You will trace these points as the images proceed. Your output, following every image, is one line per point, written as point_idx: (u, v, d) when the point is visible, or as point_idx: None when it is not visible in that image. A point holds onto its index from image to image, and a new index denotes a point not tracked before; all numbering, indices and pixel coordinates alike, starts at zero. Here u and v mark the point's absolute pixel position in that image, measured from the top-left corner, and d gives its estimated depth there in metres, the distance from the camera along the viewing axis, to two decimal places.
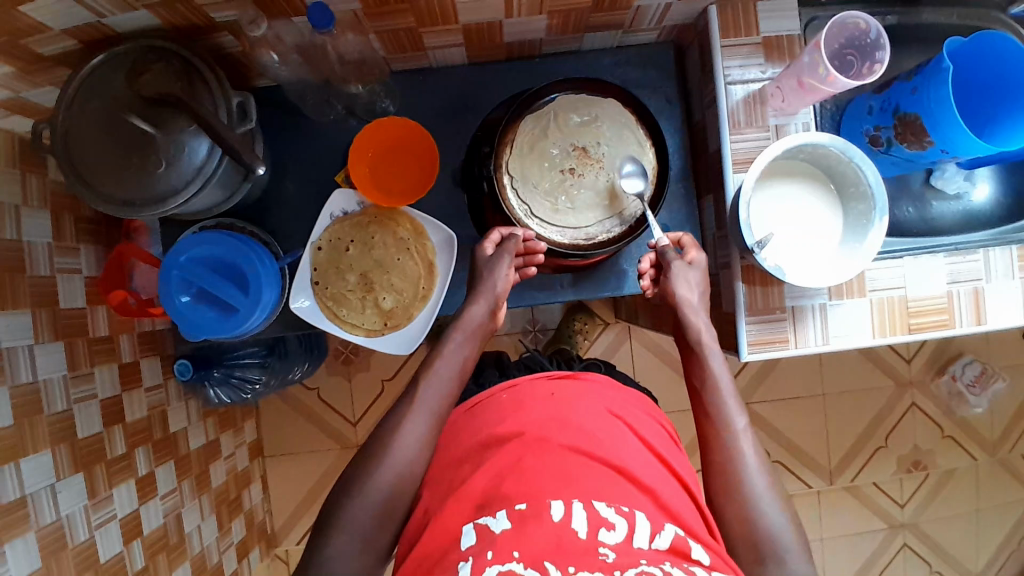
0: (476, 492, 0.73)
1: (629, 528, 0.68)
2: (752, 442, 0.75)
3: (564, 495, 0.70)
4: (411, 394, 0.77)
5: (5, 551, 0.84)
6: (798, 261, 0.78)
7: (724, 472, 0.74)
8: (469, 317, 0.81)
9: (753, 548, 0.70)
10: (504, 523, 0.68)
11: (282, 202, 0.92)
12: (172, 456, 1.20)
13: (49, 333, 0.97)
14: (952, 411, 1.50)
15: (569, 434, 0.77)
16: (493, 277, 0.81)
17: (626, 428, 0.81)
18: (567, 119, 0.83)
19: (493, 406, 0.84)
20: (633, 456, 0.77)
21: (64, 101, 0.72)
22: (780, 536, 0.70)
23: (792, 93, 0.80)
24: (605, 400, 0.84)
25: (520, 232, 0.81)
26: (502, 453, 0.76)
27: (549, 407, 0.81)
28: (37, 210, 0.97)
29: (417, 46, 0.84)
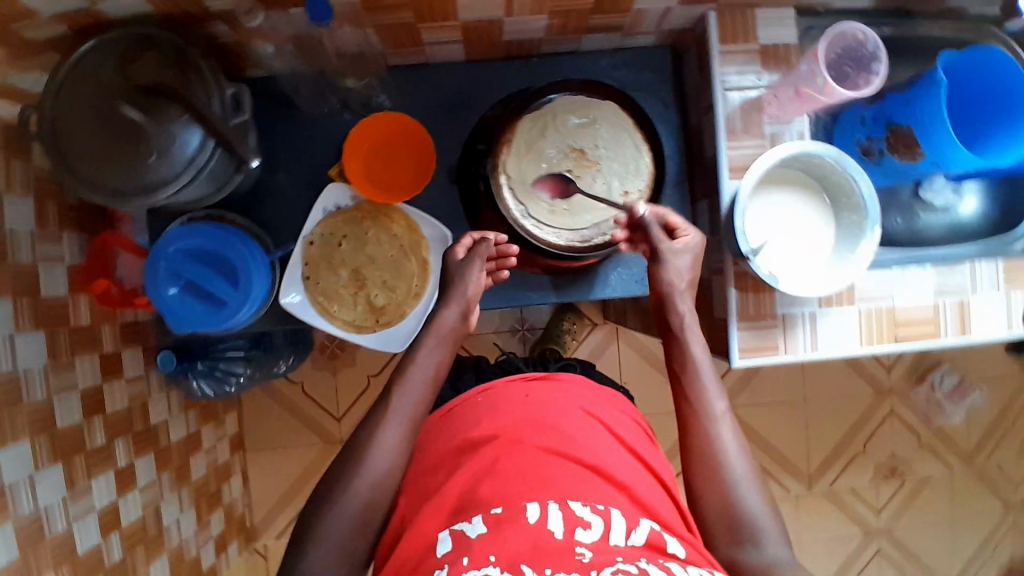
0: (452, 498, 0.73)
1: (605, 527, 0.67)
2: (730, 425, 0.76)
3: (540, 496, 0.70)
4: (385, 403, 0.79)
5: None
6: (790, 269, 0.79)
7: (704, 455, 0.74)
8: (440, 322, 0.83)
9: (732, 529, 0.71)
10: (480, 527, 0.67)
11: (274, 195, 0.91)
12: (153, 448, 1.19)
13: (30, 320, 0.95)
14: (929, 420, 1.53)
15: (544, 436, 0.78)
16: (464, 281, 0.83)
17: (602, 427, 0.82)
18: (566, 121, 0.83)
19: (468, 410, 0.84)
20: (608, 454, 0.78)
21: (51, 89, 0.70)
22: (757, 518, 0.71)
23: (789, 102, 0.83)
24: (582, 400, 0.85)
25: (492, 235, 0.83)
26: (477, 456, 0.76)
27: (525, 408, 0.82)
28: (20, 194, 0.95)
29: (415, 41, 0.83)
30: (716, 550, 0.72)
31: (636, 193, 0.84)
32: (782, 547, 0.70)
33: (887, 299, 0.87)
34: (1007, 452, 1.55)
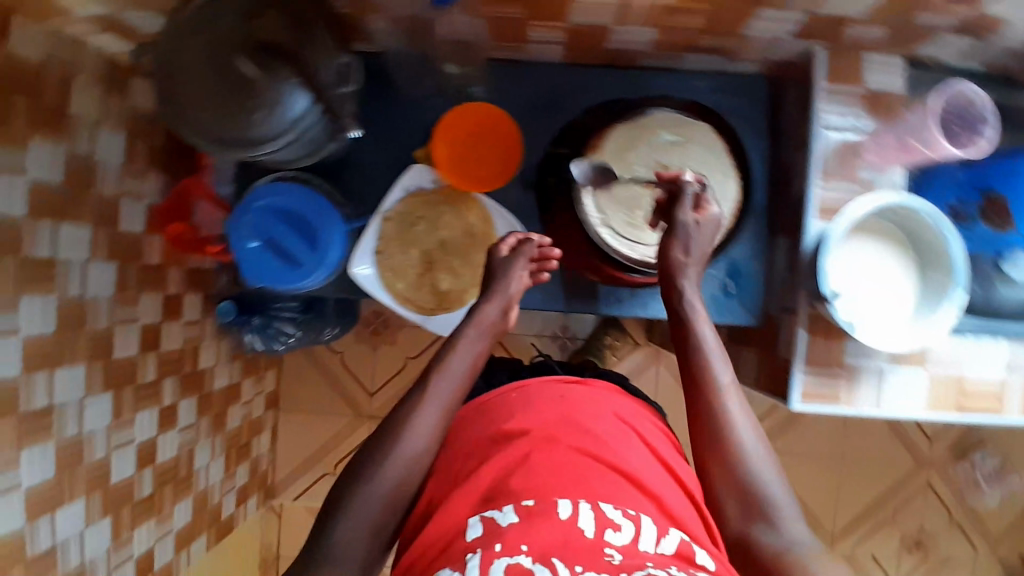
0: (483, 488, 0.72)
1: (635, 531, 0.66)
2: (738, 400, 0.72)
3: (572, 493, 0.69)
4: (423, 385, 0.77)
5: (23, 457, 0.85)
6: (873, 318, 0.77)
7: (712, 429, 0.70)
8: (483, 315, 0.82)
9: (747, 504, 0.67)
10: (511, 517, 0.67)
11: (358, 167, 0.93)
12: (196, 392, 1.22)
13: (105, 251, 0.98)
14: (963, 499, 1.47)
15: (579, 437, 0.76)
16: (507, 278, 0.84)
17: (633, 432, 0.81)
18: (657, 135, 0.83)
19: (505, 403, 0.83)
20: (641, 462, 0.76)
21: (172, 31, 0.73)
22: (773, 493, 0.67)
23: (889, 150, 0.81)
24: (613, 405, 0.84)
25: (536, 236, 0.86)
26: (509, 449, 0.75)
27: (561, 408, 0.80)
28: (115, 129, 0.99)
29: (520, 38, 0.83)
30: (727, 522, 0.68)
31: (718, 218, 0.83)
32: (799, 524, 0.66)
33: (957, 367, 0.84)
34: None
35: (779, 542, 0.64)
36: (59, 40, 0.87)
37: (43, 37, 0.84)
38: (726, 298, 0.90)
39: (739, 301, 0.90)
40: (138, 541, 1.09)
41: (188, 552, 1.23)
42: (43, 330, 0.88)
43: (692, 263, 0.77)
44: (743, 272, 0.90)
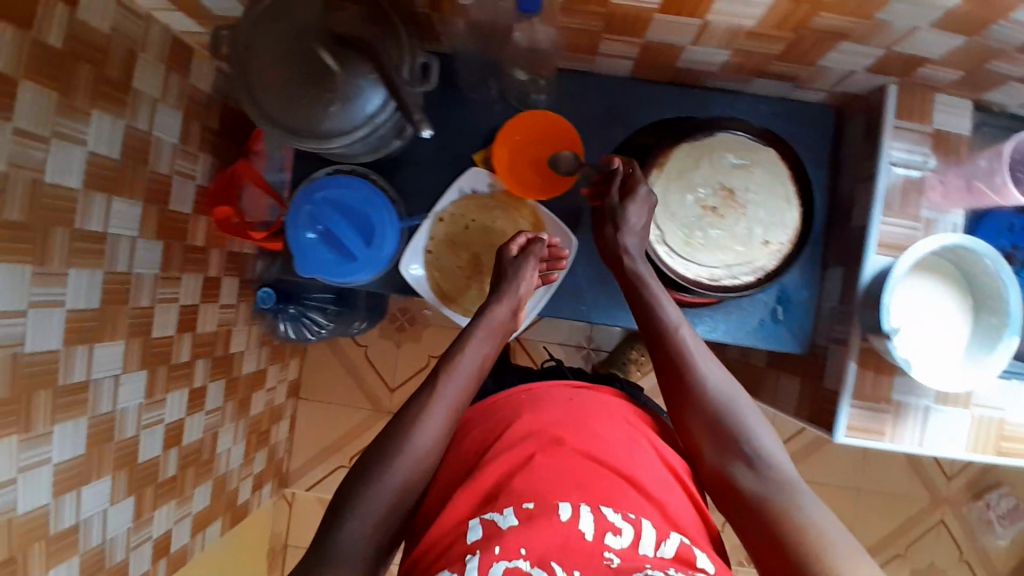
0: (485, 487, 0.71)
1: (636, 535, 0.65)
2: (711, 360, 0.76)
3: (572, 497, 0.68)
4: (432, 386, 0.76)
5: (55, 431, 0.85)
6: (924, 355, 0.77)
7: (684, 389, 0.75)
8: (492, 316, 0.83)
9: (724, 447, 0.71)
10: (511, 520, 0.65)
11: (415, 165, 0.92)
12: (224, 376, 1.22)
13: (153, 229, 0.98)
14: (975, 538, 1.46)
15: (585, 441, 0.75)
16: (517, 280, 0.84)
17: (645, 441, 0.78)
18: (722, 157, 0.82)
19: (512, 403, 0.82)
20: (649, 468, 0.75)
21: (250, 17, 0.73)
22: (751, 433, 0.71)
23: (956, 190, 0.82)
24: (621, 410, 0.82)
25: (547, 237, 0.86)
26: (513, 449, 0.74)
27: (567, 410, 0.80)
28: (172, 108, 0.99)
29: (591, 50, 0.83)
30: (706, 462, 0.72)
31: (777, 244, 0.82)
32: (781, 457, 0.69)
33: (1000, 410, 0.84)
34: None
35: (758, 477, 0.68)
36: (129, 17, 0.87)
37: (113, 11, 0.84)
38: (774, 325, 0.91)
39: (787, 329, 0.90)
40: (158, 521, 1.09)
41: (203, 535, 1.23)
42: (87, 306, 0.88)
43: (633, 248, 0.80)
44: (793, 300, 0.90)
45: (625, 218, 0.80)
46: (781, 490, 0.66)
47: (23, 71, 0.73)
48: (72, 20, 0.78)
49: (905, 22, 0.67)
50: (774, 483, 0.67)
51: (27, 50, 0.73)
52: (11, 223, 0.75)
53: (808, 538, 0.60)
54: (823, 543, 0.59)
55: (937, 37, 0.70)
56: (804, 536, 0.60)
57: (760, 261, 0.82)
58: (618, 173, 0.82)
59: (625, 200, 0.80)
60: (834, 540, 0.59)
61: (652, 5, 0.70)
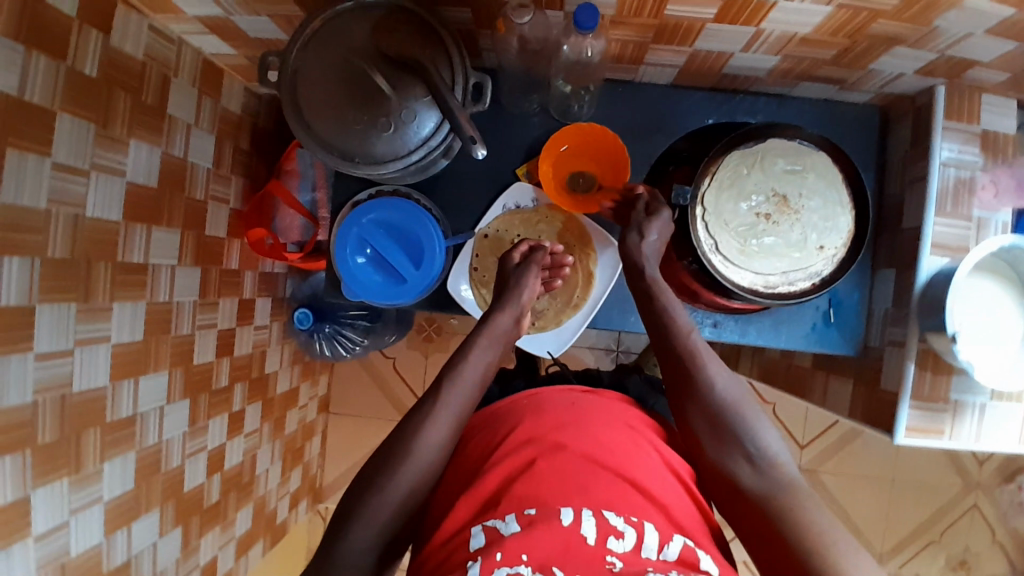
0: (488, 492, 0.70)
1: (638, 537, 0.65)
2: (713, 357, 0.75)
3: (574, 502, 0.67)
4: (435, 395, 0.74)
5: (104, 468, 0.84)
6: (988, 353, 0.77)
7: (687, 386, 0.74)
8: (496, 324, 0.81)
9: (725, 441, 0.71)
10: (513, 526, 0.65)
11: (458, 182, 0.91)
12: (261, 397, 1.21)
13: (191, 256, 0.97)
14: (1008, 521, 1.47)
15: (587, 444, 0.74)
16: (522, 287, 0.83)
17: (649, 445, 0.77)
18: (774, 164, 0.82)
19: (513, 409, 0.81)
20: (655, 469, 0.74)
21: (300, 40, 0.72)
22: (753, 428, 0.71)
23: (1007, 188, 0.81)
24: (623, 415, 0.80)
25: (548, 244, 0.87)
26: (514, 454, 0.73)
27: (570, 413, 0.78)
28: (204, 131, 0.97)
29: (636, 59, 0.82)
30: (706, 456, 0.72)
31: (832, 249, 0.82)
32: (782, 451, 0.71)
33: None
34: None
35: (759, 475, 0.69)
36: (161, 42, 0.85)
37: (147, 38, 0.82)
38: (826, 328, 0.93)
39: (839, 331, 0.92)
40: (204, 548, 1.07)
41: (246, 558, 1.22)
42: (131, 339, 0.86)
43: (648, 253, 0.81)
44: (844, 304, 0.92)
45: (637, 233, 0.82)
46: (781, 489, 0.68)
47: (64, 105, 0.71)
48: (108, 49, 0.76)
49: (961, 29, 0.67)
50: (775, 482, 0.68)
51: (69, 83, 0.71)
52: (57, 261, 0.73)
53: (815, 542, 0.62)
54: (828, 548, 0.61)
55: (991, 43, 0.69)
56: (808, 539, 0.63)
57: (816, 265, 0.82)
58: (640, 200, 0.83)
59: (647, 222, 0.81)
60: (839, 542, 0.62)
61: (707, 16, 0.69)
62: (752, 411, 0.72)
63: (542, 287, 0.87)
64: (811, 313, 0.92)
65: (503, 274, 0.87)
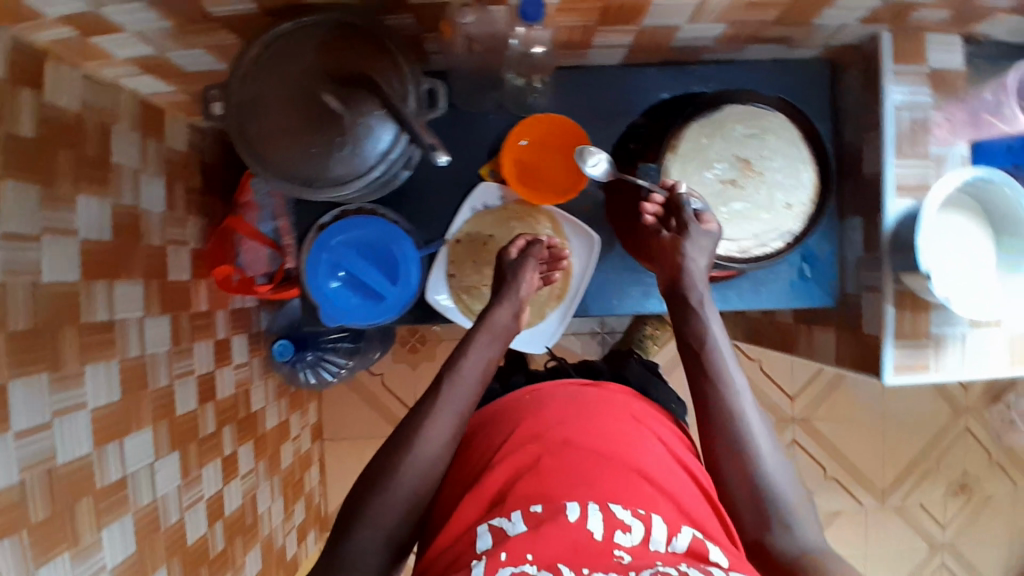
0: (492, 489, 0.70)
1: (646, 531, 0.64)
2: (758, 415, 0.73)
3: (580, 496, 0.66)
4: (433, 394, 0.73)
5: (104, 535, 0.80)
6: (964, 289, 0.78)
7: (732, 442, 0.71)
8: (495, 320, 0.80)
9: (765, 517, 0.68)
10: (519, 526, 0.64)
11: (423, 190, 0.90)
12: (252, 436, 1.18)
13: (157, 305, 0.93)
14: (1002, 440, 1.52)
15: (591, 438, 0.73)
16: (517, 282, 0.82)
17: (653, 434, 0.78)
18: (733, 129, 0.82)
19: (516, 405, 0.82)
20: (658, 458, 0.74)
21: (242, 68, 0.69)
22: (793, 506, 0.69)
23: (962, 124, 0.82)
24: (628, 404, 0.82)
25: (545, 237, 0.86)
26: (519, 452, 0.73)
27: (572, 407, 0.79)
28: (152, 175, 0.94)
29: (585, 44, 0.82)
30: (745, 531, 0.70)
31: (800, 206, 0.83)
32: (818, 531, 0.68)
33: None
34: None
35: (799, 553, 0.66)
36: (95, 89, 0.82)
37: (81, 87, 0.79)
38: (804, 283, 0.94)
39: (817, 284, 0.94)
40: None
41: None
42: (110, 400, 0.83)
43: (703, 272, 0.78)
44: (819, 258, 0.94)
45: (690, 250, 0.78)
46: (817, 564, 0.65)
47: (5, 170, 0.68)
48: (41, 104, 0.73)
49: None
50: (807, 548, 0.66)
51: (5, 147, 0.68)
52: (20, 333, 0.69)
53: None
54: None
55: None
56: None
57: (786, 224, 0.83)
58: (687, 202, 0.79)
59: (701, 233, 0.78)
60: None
61: None
62: (793, 487, 0.70)
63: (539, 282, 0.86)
64: (787, 271, 0.94)
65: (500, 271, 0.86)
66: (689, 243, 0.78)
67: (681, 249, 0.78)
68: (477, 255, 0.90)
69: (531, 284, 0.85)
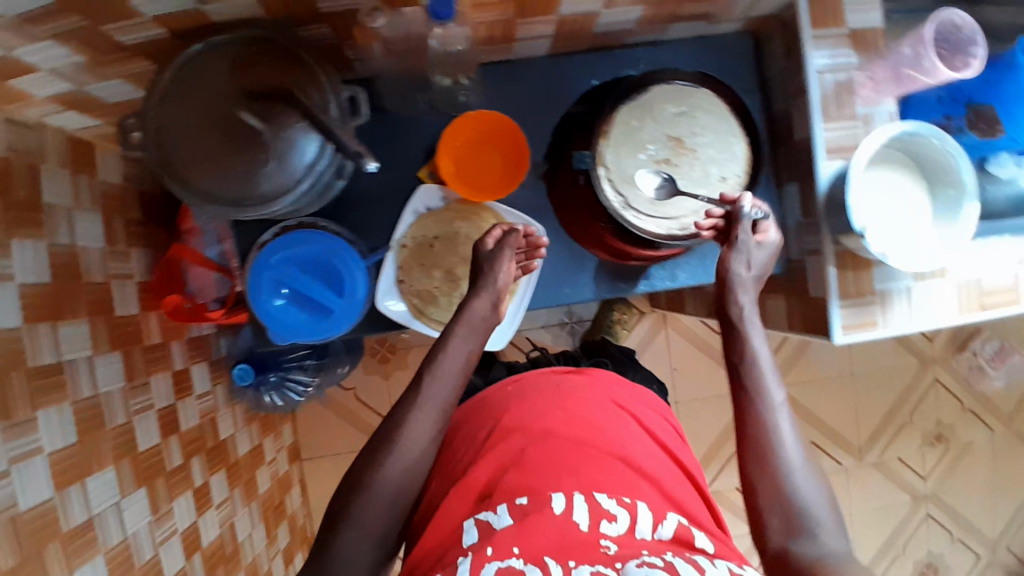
0: (479, 483, 0.75)
1: (631, 520, 0.68)
2: (789, 418, 0.76)
3: (565, 487, 0.71)
4: (416, 389, 0.76)
5: None
6: (898, 241, 0.81)
7: (762, 444, 0.74)
8: (472, 312, 0.80)
9: (791, 523, 0.70)
10: (505, 519, 0.68)
11: (362, 199, 0.90)
12: (223, 465, 1.16)
13: (106, 343, 0.91)
14: (971, 386, 1.55)
15: (574, 428, 0.79)
16: (493, 272, 0.81)
17: (631, 419, 0.84)
18: (663, 110, 0.83)
19: (498, 399, 0.85)
20: (634, 444, 0.80)
21: (156, 95, 0.68)
22: (817, 513, 0.70)
23: (886, 82, 0.83)
24: (611, 392, 0.87)
25: (520, 226, 0.83)
26: (504, 444, 0.78)
27: (552, 398, 0.84)
28: (88, 211, 0.91)
29: (508, 38, 0.82)
30: (769, 539, 0.71)
31: (735, 179, 0.85)
32: (841, 539, 0.69)
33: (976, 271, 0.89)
34: None
35: (819, 557, 0.67)
36: (16, 128, 0.80)
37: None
38: None
39: None
40: None
41: None
42: (66, 443, 0.81)
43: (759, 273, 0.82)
44: None
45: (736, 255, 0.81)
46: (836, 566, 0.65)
47: None
48: None
49: None
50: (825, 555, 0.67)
51: None
52: None
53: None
54: None
55: None
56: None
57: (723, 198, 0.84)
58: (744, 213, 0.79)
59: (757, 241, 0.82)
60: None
61: None
62: (818, 494, 0.71)
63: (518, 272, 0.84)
64: None
65: (476, 262, 0.84)
66: (735, 255, 0.81)
67: (728, 263, 0.81)
68: (423, 258, 0.89)
69: (508, 273, 0.82)
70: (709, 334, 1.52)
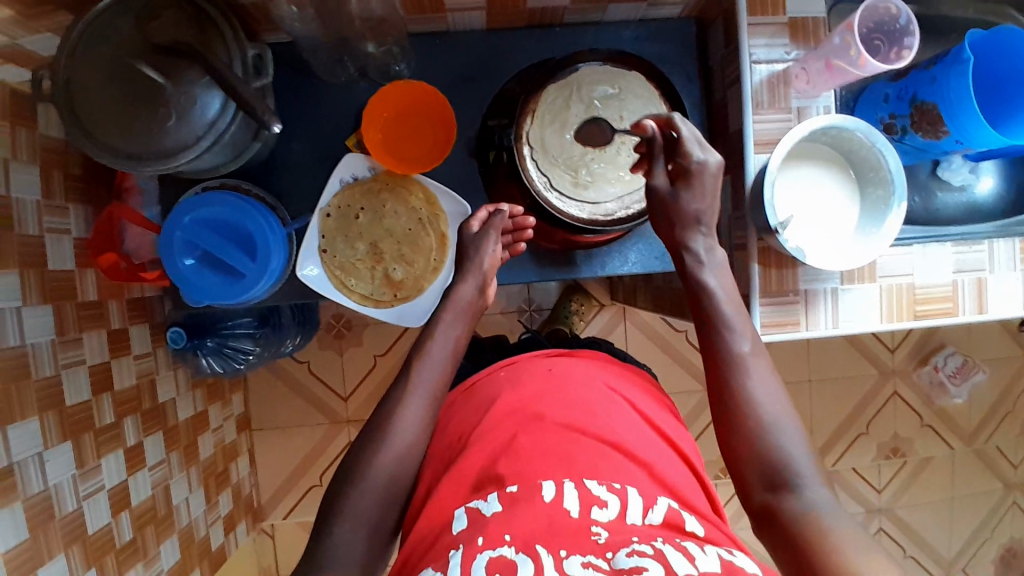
0: (474, 473, 0.69)
1: (622, 506, 0.64)
2: (755, 367, 0.72)
3: (556, 475, 0.66)
4: (407, 376, 0.77)
5: None
6: (819, 241, 0.82)
7: (729, 403, 0.70)
8: (458, 296, 0.82)
9: (772, 474, 0.66)
10: (495, 506, 0.63)
11: (292, 167, 0.90)
12: (160, 427, 1.14)
13: (37, 295, 0.87)
14: (931, 401, 1.52)
15: (565, 411, 0.73)
16: (481, 253, 0.83)
17: (625, 402, 0.77)
18: (592, 91, 0.82)
19: (490, 384, 0.79)
20: (627, 428, 0.73)
21: (64, 48, 0.68)
22: (799, 467, 0.66)
23: (818, 75, 0.81)
24: (602, 375, 0.80)
25: (507, 208, 0.84)
26: (494, 430, 0.72)
27: (545, 382, 0.77)
28: (26, 164, 0.85)
29: (437, 8, 0.81)
30: (751, 495, 0.67)
31: None
32: (824, 488, 0.65)
33: (909, 276, 0.87)
34: (1007, 432, 1.56)
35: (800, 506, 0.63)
36: None
37: None
38: None
39: None
40: None
41: None
42: None
43: (703, 217, 0.77)
44: None
45: (690, 253, 0.78)
46: (817, 514, 0.62)
47: None
48: None
49: None
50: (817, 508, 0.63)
51: None
52: None
53: (834, 559, 0.57)
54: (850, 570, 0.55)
55: None
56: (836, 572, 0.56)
57: None
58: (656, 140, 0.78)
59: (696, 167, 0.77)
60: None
61: None
62: (794, 441, 0.68)
63: (505, 254, 0.86)
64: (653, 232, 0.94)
65: (461, 244, 0.86)
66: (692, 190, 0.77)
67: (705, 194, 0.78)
68: (349, 227, 0.88)
69: (494, 256, 0.85)
70: (668, 329, 1.51)
